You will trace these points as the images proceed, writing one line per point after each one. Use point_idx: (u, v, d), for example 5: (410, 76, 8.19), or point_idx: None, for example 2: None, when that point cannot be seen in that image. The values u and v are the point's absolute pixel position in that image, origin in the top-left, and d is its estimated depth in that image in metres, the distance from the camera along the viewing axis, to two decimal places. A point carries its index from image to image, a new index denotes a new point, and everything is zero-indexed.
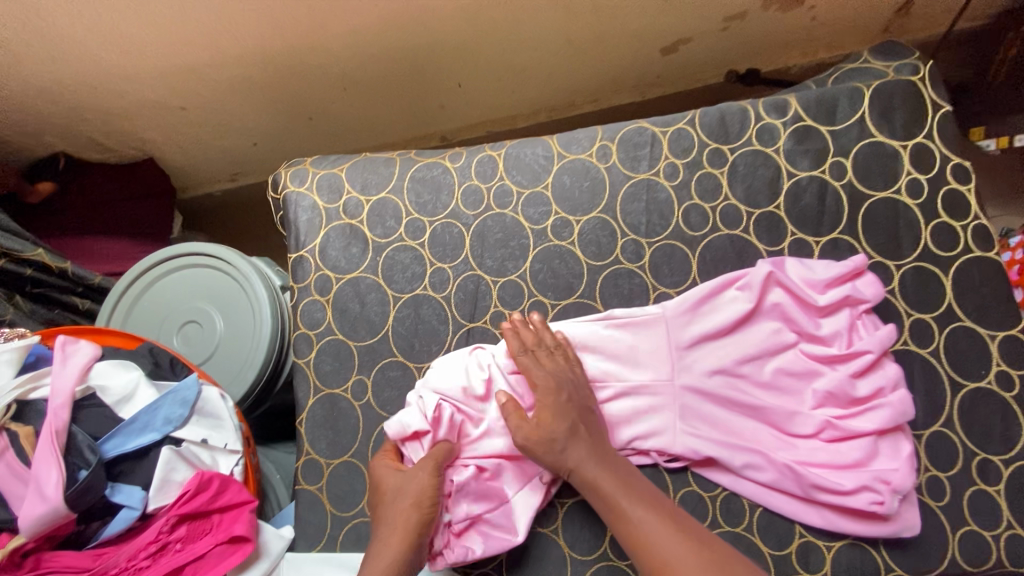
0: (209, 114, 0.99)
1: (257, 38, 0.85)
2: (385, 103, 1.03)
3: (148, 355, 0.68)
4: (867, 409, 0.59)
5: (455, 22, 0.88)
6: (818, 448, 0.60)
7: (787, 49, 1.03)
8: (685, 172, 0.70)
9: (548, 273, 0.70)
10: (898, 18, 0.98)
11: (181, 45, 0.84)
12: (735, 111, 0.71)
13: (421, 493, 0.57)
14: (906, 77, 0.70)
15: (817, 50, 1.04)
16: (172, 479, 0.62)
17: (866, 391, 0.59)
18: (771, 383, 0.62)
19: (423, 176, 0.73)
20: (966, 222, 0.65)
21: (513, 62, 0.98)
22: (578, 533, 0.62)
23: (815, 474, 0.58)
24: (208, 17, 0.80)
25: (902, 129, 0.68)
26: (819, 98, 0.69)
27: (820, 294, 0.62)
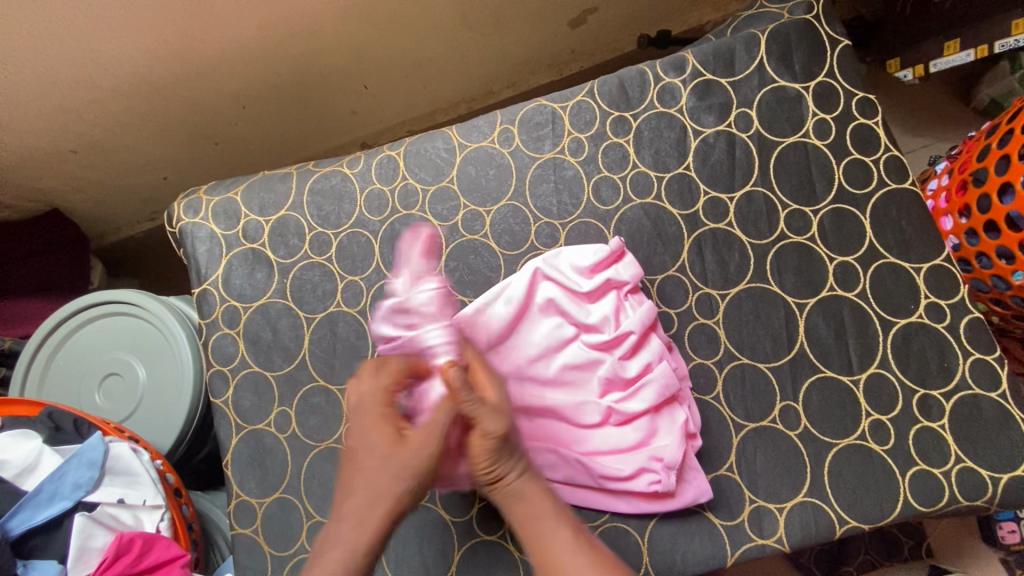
0: (106, 153, 0.94)
1: (134, 61, 0.80)
2: (291, 117, 0.99)
3: (47, 419, 0.64)
4: (638, 388, 0.57)
5: (344, 20, 0.84)
6: (603, 437, 0.58)
7: (697, 6, 1.01)
8: (589, 147, 0.67)
9: (464, 270, 0.66)
10: None
11: (52, 84, 0.79)
12: (633, 75, 0.68)
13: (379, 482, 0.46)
14: (801, 16, 0.67)
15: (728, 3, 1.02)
16: (91, 546, 0.57)
17: (635, 370, 0.58)
18: (556, 379, 0.59)
19: (322, 187, 0.70)
20: (878, 156, 0.64)
21: (416, 56, 0.95)
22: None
23: (599, 465, 0.56)
24: (72, 46, 0.75)
25: (803, 69, 0.66)
26: (715, 50, 0.67)
27: (587, 282, 0.61)
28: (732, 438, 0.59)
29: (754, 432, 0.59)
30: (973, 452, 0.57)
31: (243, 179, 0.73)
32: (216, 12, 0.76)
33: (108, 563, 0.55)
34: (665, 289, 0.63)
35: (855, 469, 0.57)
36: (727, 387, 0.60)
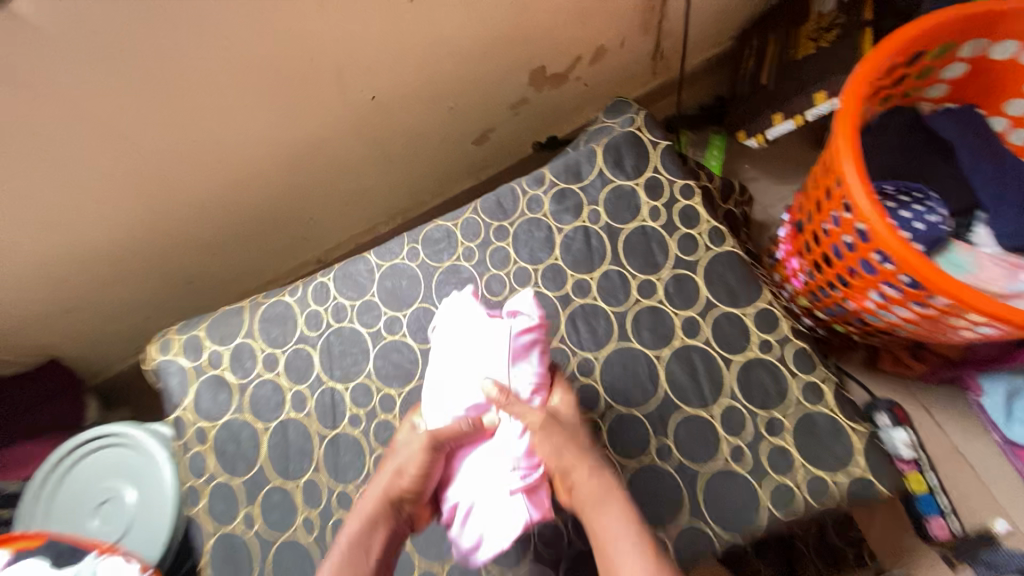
0: (96, 306, 1.11)
1: (113, 232, 0.98)
2: (253, 251, 1.17)
3: (52, 547, 0.76)
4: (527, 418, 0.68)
5: (282, 174, 1.03)
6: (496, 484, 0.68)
7: (578, 110, 1.24)
8: (478, 251, 0.84)
9: (389, 366, 0.80)
10: (657, 63, 1.23)
11: (48, 260, 0.97)
12: (506, 192, 0.86)
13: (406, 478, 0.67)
14: (626, 128, 0.86)
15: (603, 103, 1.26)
16: None
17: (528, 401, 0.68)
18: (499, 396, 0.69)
19: (270, 314, 0.85)
20: (701, 227, 0.80)
21: (350, 188, 1.14)
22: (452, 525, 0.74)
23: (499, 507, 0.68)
24: (63, 229, 0.93)
25: (633, 168, 0.84)
26: (565, 164, 0.85)
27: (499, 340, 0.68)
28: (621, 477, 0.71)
29: (639, 468, 0.71)
30: (813, 457, 0.68)
31: (206, 316, 0.89)
32: (176, 186, 0.96)
33: None
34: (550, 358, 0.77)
35: (723, 489, 0.69)
36: (611, 434, 0.73)
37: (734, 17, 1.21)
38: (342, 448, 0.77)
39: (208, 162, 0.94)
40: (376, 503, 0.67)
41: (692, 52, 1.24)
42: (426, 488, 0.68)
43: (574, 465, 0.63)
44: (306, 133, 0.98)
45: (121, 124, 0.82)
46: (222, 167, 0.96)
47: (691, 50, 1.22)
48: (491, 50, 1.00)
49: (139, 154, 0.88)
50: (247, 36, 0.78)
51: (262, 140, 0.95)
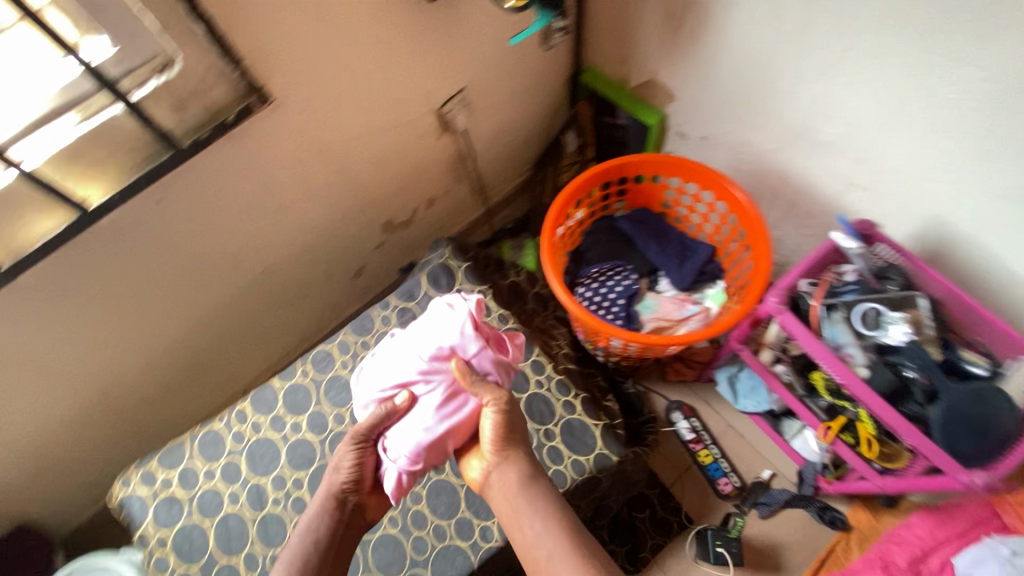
0: (59, 471, 1.36)
1: (74, 412, 1.27)
2: (189, 395, 1.50)
3: None
4: (453, 399, 0.95)
5: (207, 335, 1.39)
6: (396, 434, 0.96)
7: (427, 238, 1.73)
8: (351, 361, 1.25)
9: (298, 455, 1.16)
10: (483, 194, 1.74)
11: (20, 447, 1.23)
12: (365, 318, 1.28)
13: (346, 466, 0.97)
14: (440, 259, 1.33)
15: (446, 229, 1.76)
16: None
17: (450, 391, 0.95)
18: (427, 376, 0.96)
19: (205, 439, 1.18)
20: (493, 317, 1.25)
21: (261, 330, 1.52)
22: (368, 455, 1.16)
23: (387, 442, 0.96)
24: (34, 421, 1.21)
25: (446, 284, 1.30)
26: (402, 290, 1.31)
27: (470, 341, 0.96)
28: (460, 493, 1.10)
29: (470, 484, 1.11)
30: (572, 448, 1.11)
31: (153, 453, 1.18)
32: (124, 366, 1.28)
33: None
34: None
35: None
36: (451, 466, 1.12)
37: (520, 159, 1.76)
38: (270, 523, 1.11)
39: (147, 341, 1.28)
40: (322, 503, 0.97)
41: (498, 186, 1.78)
42: (363, 476, 0.99)
43: (515, 477, 0.93)
44: (221, 303, 1.36)
45: (80, 337, 1.15)
46: (158, 342, 1.30)
47: (498, 184, 1.77)
48: (346, 221, 1.44)
49: (95, 352, 1.20)
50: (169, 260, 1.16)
51: (187, 317, 1.31)
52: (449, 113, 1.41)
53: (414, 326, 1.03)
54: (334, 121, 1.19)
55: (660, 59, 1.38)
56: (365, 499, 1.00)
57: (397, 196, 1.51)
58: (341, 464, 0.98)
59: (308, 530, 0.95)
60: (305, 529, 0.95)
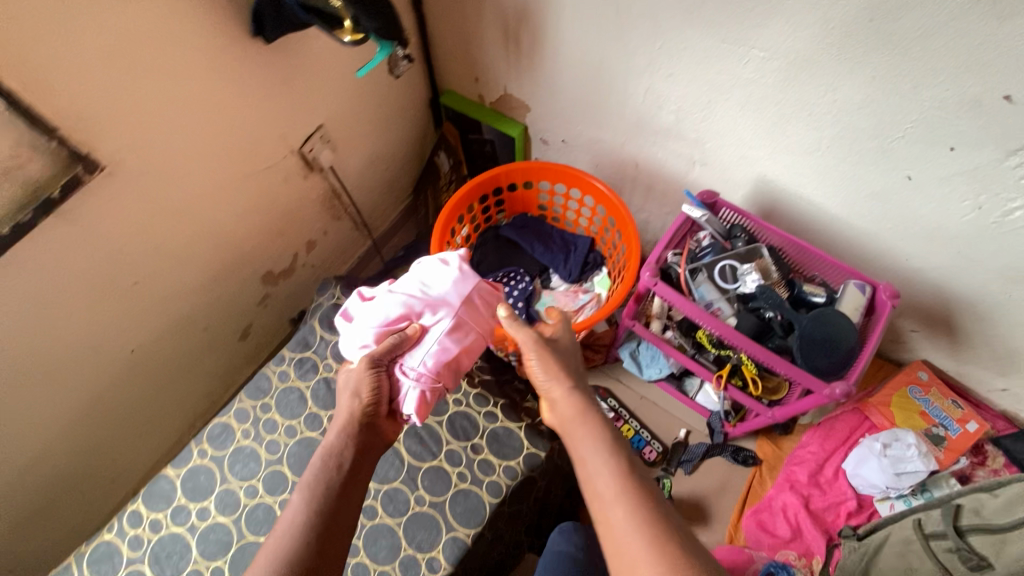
0: None
1: None
2: (65, 514, 1.30)
3: None
4: (463, 324, 1.05)
5: (76, 440, 1.22)
6: (416, 358, 1.01)
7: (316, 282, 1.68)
8: (253, 428, 1.16)
9: (210, 543, 1.06)
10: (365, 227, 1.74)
11: None
12: (261, 379, 1.21)
13: (366, 381, 0.97)
14: (330, 301, 1.29)
15: (336, 269, 1.72)
16: None
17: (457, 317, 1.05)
18: (432, 307, 1.05)
19: (95, 556, 1.06)
20: None
21: (144, 419, 1.38)
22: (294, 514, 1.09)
23: (408, 368, 1.00)
24: None
25: (342, 325, 1.26)
26: (297, 340, 1.24)
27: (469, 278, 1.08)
28: (399, 531, 1.07)
29: (409, 519, 1.08)
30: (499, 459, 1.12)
31: None
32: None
33: None
34: None
35: (460, 503, 1.08)
36: (385, 506, 1.09)
37: (395, 186, 1.78)
38: None
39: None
40: (336, 435, 0.93)
41: (379, 216, 1.78)
42: (382, 400, 0.98)
43: (571, 418, 0.86)
44: (88, 402, 1.20)
45: None
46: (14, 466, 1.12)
47: (380, 214, 1.77)
48: (220, 281, 1.36)
49: None
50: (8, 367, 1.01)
51: (47, 429, 1.15)
52: (312, 154, 1.38)
53: (409, 275, 1.11)
54: (184, 180, 1.12)
55: (506, 76, 1.48)
56: (383, 425, 0.99)
57: (273, 245, 1.45)
58: (353, 385, 0.97)
59: (323, 465, 0.89)
60: (317, 466, 0.90)
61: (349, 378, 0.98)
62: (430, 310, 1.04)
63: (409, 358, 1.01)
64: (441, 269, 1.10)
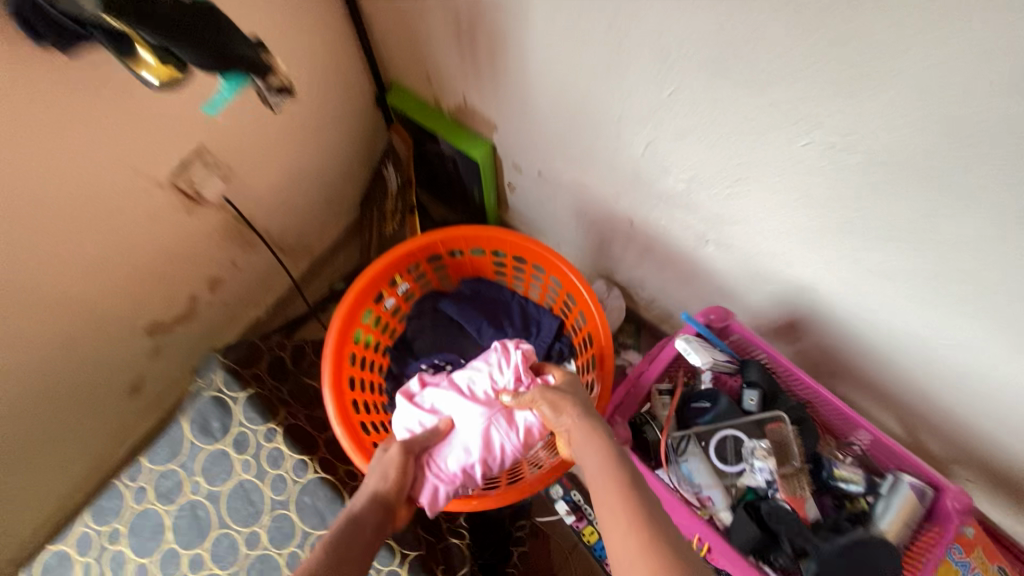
0: None
1: None
2: None
3: None
4: (515, 426, 0.91)
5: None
6: (452, 459, 0.88)
7: (232, 320, 1.37)
8: (96, 566, 0.90)
9: None
10: (294, 253, 1.41)
11: None
12: (112, 495, 0.94)
13: (394, 459, 0.82)
14: (208, 392, 1.00)
15: (260, 302, 1.41)
16: None
17: (514, 418, 0.91)
18: (481, 397, 0.94)
19: None
20: (287, 464, 0.95)
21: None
22: None
23: (438, 469, 0.87)
24: None
25: (221, 430, 0.97)
26: (161, 444, 0.97)
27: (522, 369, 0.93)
28: None
29: None
30: None
31: None
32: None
33: None
34: None
35: None
36: None
37: (336, 201, 1.42)
38: None
39: None
40: (363, 497, 0.75)
41: (316, 237, 1.44)
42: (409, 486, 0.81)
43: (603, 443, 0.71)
44: None
45: None
46: None
47: (314, 236, 1.43)
48: (83, 344, 1.06)
49: None
50: None
51: None
52: (191, 182, 1.05)
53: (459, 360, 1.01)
54: None
55: (463, 80, 1.08)
56: (399, 513, 0.78)
57: (157, 291, 1.14)
58: (393, 458, 0.82)
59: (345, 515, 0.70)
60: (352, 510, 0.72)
61: (377, 463, 0.82)
62: (490, 397, 0.94)
63: (444, 457, 0.88)
64: (489, 356, 0.98)
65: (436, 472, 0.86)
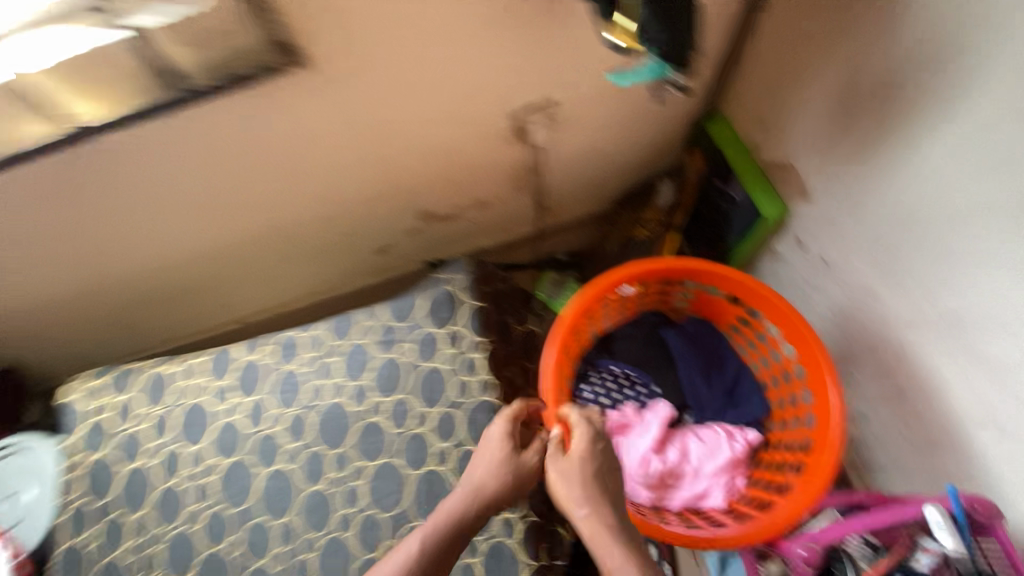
0: (43, 337, 1.36)
1: (50, 289, 1.23)
2: (172, 315, 1.42)
3: None
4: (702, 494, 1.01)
5: (203, 267, 1.30)
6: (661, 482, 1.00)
7: (472, 241, 1.54)
8: (315, 361, 1.11)
9: (220, 441, 1.05)
10: (545, 212, 1.49)
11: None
12: (349, 318, 1.14)
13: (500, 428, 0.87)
14: (449, 286, 1.15)
15: (500, 237, 1.54)
16: None
17: (704, 489, 1.01)
18: (706, 461, 1.02)
19: (151, 380, 1.12)
20: (477, 378, 1.07)
21: (260, 279, 1.40)
22: (310, 465, 1.03)
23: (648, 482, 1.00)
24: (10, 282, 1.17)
25: (443, 320, 1.12)
26: (399, 304, 1.14)
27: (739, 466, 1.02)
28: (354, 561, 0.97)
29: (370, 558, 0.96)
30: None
31: (108, 367, 1.16)
32: (107, 268, 1.21)
33: None
34: (332, 456, 1.03)
35: None
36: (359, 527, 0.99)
37: (602, 190, 1.45)
38: (169, 501, 1.03)
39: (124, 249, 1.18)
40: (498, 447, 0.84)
41: (568, 206, 1.48)
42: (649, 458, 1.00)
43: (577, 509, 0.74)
44: (211, 237, 1.22)
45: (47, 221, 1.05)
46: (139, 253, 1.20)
47: (566, 207, 1.48)
48: (380, 198, 1.28)
49: (68, 240, 1.11)
50: (165, 184, 1.04)
51: (182, 245, 1.22)
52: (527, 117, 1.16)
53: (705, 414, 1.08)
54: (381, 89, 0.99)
55: (808, 146, 1.06)
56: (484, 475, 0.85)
57: (446, 189, 1.32)
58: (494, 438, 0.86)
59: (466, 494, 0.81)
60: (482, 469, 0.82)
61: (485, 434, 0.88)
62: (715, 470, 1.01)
63: (657, 477, 1.00)
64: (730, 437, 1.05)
65: (646, 483, 1.00)
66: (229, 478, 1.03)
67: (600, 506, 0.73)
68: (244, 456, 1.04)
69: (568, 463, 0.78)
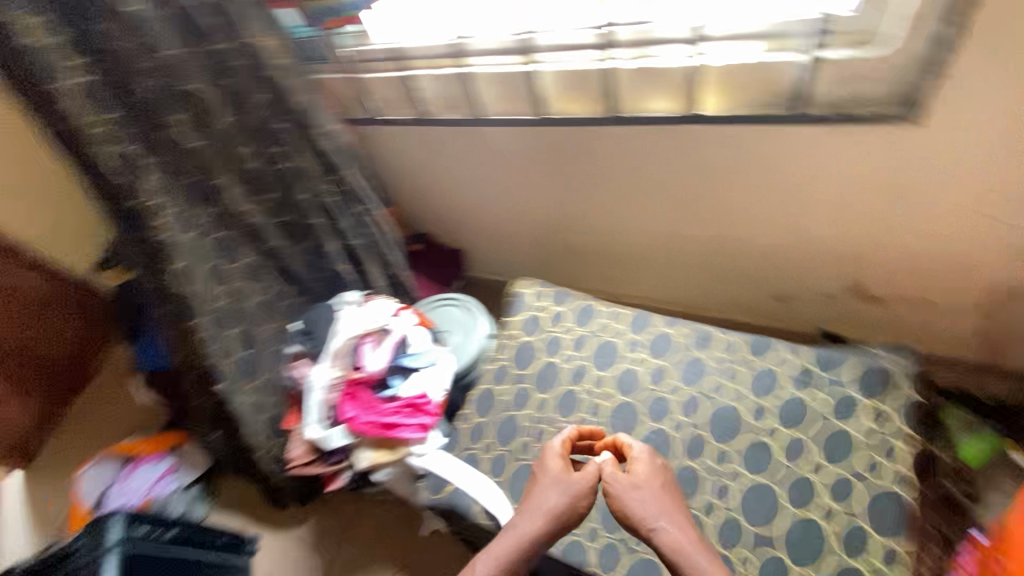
0: (495, 242, 1.75)
1: (533, 216, 1.58)
2: (582, 269, 1.69)
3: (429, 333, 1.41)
4: None
5: (639, 249, 1.53)
6: None
7: (878, 333, 1.44)
8: (725, 363, 1.21)
9: (624, 380, 1.26)
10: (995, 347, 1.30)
11: (499, 211, 1.61)
12: (769, 344, 1.21)
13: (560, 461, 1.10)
14: (892, 367, 1.10)
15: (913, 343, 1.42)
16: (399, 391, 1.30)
17: None
18: None
19: (584, 308, 1.38)
20: (895, 467, 1.01)
21: (667, 274, 1.58)
22: (692, 444, 1.15)
23: None
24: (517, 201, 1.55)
25: (872, 394, 1.08)
26: (826, 357, 1.15)
27: None
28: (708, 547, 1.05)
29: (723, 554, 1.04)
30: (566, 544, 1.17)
31: (552, 283, 1.48)
32: (579, 223, 1.53)
33: (405, 404, 1.27)
34: (716, 448, 1.13)
35: None
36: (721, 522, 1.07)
37: None
38: (569, 400, 1.27)
39: (605, 209, 1.45)
40: (553, 497, 1.04)
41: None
42: None
43: (654, 524, 0.98)
44: (672, 225, 1.42)
45: (590, 171, 1.36)
46: (611, 217, 1.47)
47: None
48: (834, 255, 1.31)
49: (584, 187, 1.41)
50: (690, 172, 1.26)
51: (645, 222, 1.44)
52: None
53: None
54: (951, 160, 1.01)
55: None
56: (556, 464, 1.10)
57: (905, 274, 1.27)
58: (554, 493, 1.05)
59: (540, 523, 1.02)
60: (534, 520, 1.02)
61: (545, 483, 1.07)
62: None
63: None
64: None
65: None
66: (619, 412, 1.23)
67: (656, 526, 0.98)
68: (642, 403, 1.22)
69: (627, 483, 1.03)
